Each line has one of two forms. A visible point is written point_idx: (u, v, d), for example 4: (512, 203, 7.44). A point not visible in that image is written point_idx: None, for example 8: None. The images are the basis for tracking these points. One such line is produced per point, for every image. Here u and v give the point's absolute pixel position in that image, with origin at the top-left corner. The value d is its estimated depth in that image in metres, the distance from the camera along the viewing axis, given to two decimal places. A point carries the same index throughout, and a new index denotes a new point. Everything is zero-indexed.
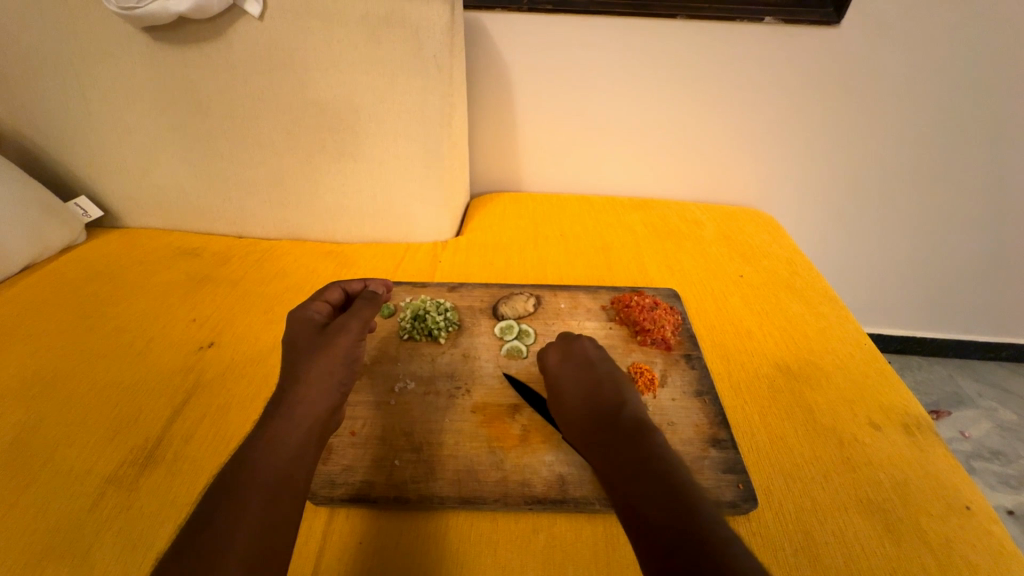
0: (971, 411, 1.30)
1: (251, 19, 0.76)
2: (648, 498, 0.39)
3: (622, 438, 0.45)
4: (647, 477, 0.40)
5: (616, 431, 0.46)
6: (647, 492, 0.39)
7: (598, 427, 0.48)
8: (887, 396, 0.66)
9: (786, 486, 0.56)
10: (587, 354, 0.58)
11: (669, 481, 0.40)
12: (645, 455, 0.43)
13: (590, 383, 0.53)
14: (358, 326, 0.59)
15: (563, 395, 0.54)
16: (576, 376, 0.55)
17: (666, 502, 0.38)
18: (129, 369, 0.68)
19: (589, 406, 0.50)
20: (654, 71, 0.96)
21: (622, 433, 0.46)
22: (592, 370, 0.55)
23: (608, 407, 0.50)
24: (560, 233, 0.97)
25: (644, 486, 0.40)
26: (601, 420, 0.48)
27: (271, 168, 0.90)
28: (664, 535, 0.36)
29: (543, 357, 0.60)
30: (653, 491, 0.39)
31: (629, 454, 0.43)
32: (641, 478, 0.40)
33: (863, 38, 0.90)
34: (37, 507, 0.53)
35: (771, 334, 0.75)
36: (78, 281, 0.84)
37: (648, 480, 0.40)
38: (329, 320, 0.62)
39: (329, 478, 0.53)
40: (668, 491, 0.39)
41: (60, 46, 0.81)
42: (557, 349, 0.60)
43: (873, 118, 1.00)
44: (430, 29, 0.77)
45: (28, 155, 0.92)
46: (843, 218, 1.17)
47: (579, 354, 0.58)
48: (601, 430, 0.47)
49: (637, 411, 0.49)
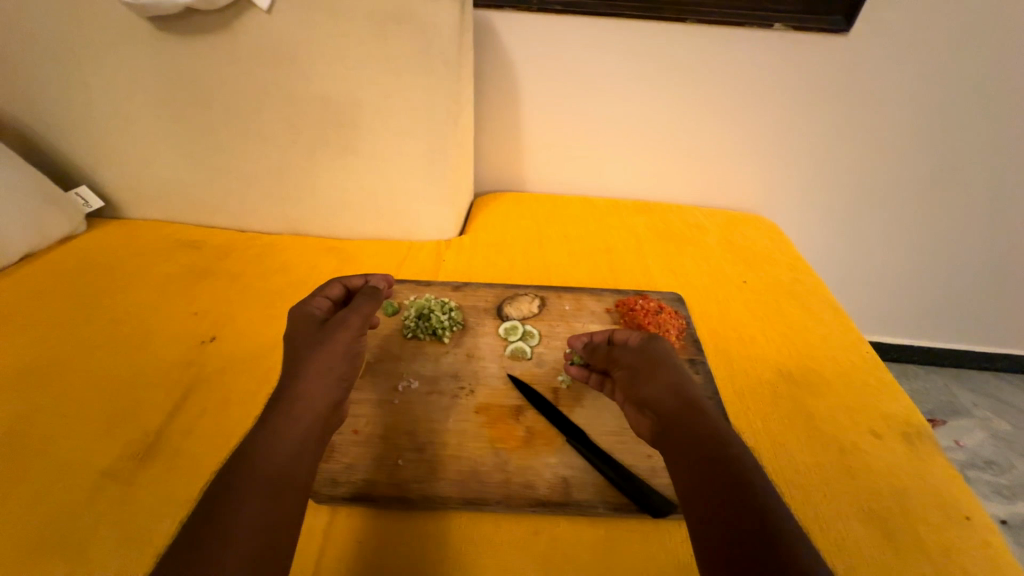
0: (965, 420, 1.31)
1: (259, 11, 0.76)
2: (712, 486, 0.40)
3: (706, 456, 0.42)
4: (711, 471, 0.41)
5: (703, 449, 0.43)
6: (735, 520, 0.37)
7: (671, 427, 0.46)
8: (888, 404, 0.66)
9: (785, 489, 0.56)
10: (674, 362, 0.54)
11: (736, 477, 0.40)
12: (732, 474, 0.40)
13: (648, 377, 0.52)
14: (357, 321, 0.59)
15: (631, 393, 0.53)
16: (658, 378, 0.51)
17: (742, 520, 0.37)
18: (128, 362, 0.67)
19: (650, 394, 0.50)
20: (661, 73, 0.95)
21: (703, 450, 0.43)
22: (652, 358, 0.54)
23: (691, 392, 0.49)
24: (564, 234, 0.96)
25: (709, 473, 0.41)
26: (675, 422, 0.46)
27: (275, 161, 0.89)
28: (731, 523, 0.37)
29: (619, 334, 0.60)
30: (718, 479, 0.40)
31: (713, 472, 0.41)
32: (708, 466, 0.41)
33: (870, 50, 0.91)
34: (33, 498, 0.52)
35: (775, 341, 0.75)
36: (77, 272, 0.83)
37: (737, 509, 0.38)
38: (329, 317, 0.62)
39: (331, 477, 0.52)
40: (734, 487, 0.39)
41: (63, 32, 0.80)
42: (637, 332, 0.59)
43: (878, 128, 1.00)
44: (439, 26, 0.77)
45: (29, 143, 0.92)
46: (846, 226, 1.18)
47: (666, 360, 0.54)
48: (671, 430, 0.46)
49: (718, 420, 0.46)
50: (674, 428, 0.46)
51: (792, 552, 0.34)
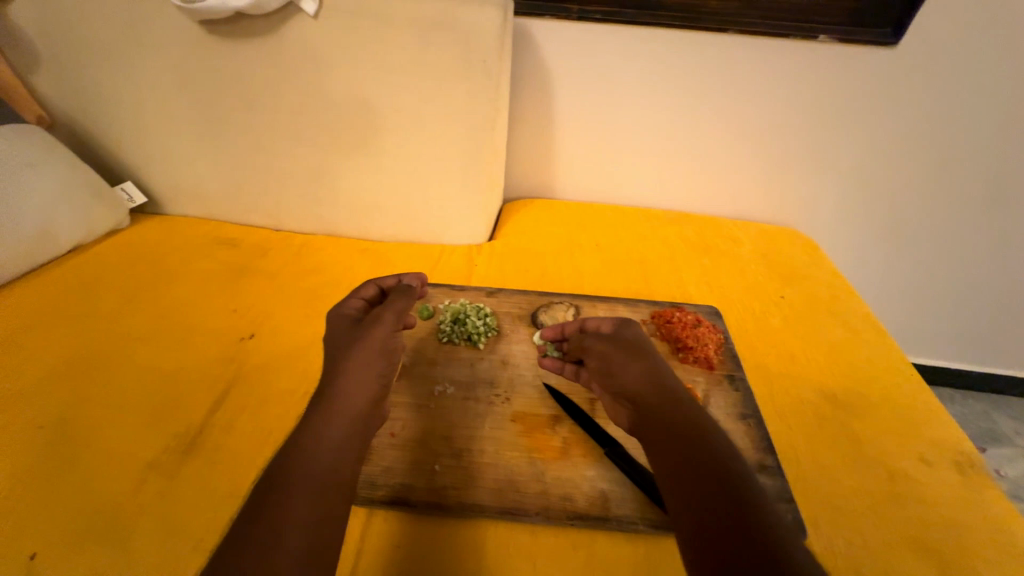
0: (1006, 448, 1.26)
1: (307, 17, 0.78)
2: (700, 488, 0.39)
3: (692, 458, 0.41)
4: (699, 473, 0.40)
5: (689, 449, 0.42)
6: (725, 523, 0.36)
7: (653, 426, 0.46)
8: (937, 430, 0.64)
9: (832, 515, 0.54)
10: (646, 349, 0.54)
11: (725, 479, 0.39)
12: (720, 476, 0.40)
13: (621, 369, 0.52)
14: (392, 318, 0.60)
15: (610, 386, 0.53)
16: (632, 369, 0.51)
17: (731, 523, 0.36)
18: (171, 356, 0.69)
19: (626, 387, 0.51)
20: (698, 83, 0.95)
21: (689, 451, 0.42)
22: (624, 348, 0.54)
23: (664, 384, 0.49)
24: (596, 243, 0.96)
25: (695, 474, 0.40)
26: (658, 421, 0.46)
27: (313, 162, 0.91)
28: (720, 525, 0.36)
29: (592, 322, 0.62)
30: (707, 481, 0.39)
31: (699, 474, 0.40)
32: (694, 468, 0.41)
33: (916, 64, 0.89)
34: (81, 488, 0.53)
35: (815, 359, 0.73)
36: (121, 267, 0.85)
37: (726, 513, 0.37)
38: (364, 315, 0.63)
39: (369, 479, 0.52)
40: (723, 490, 0.39)
41: (119, 34, 0.83)
42: (609, 319, 0.61)
43: (922, 143, 0.97)
44: (482, 32, 0.78)
45: (80, 139, 0.95)
46: (883, 243, 1.14)
47: (636, 348, 0.54)
48: (655, 431, 0.46)
49: (699, 415, 0.46)
50: (657, 428, 0.46)
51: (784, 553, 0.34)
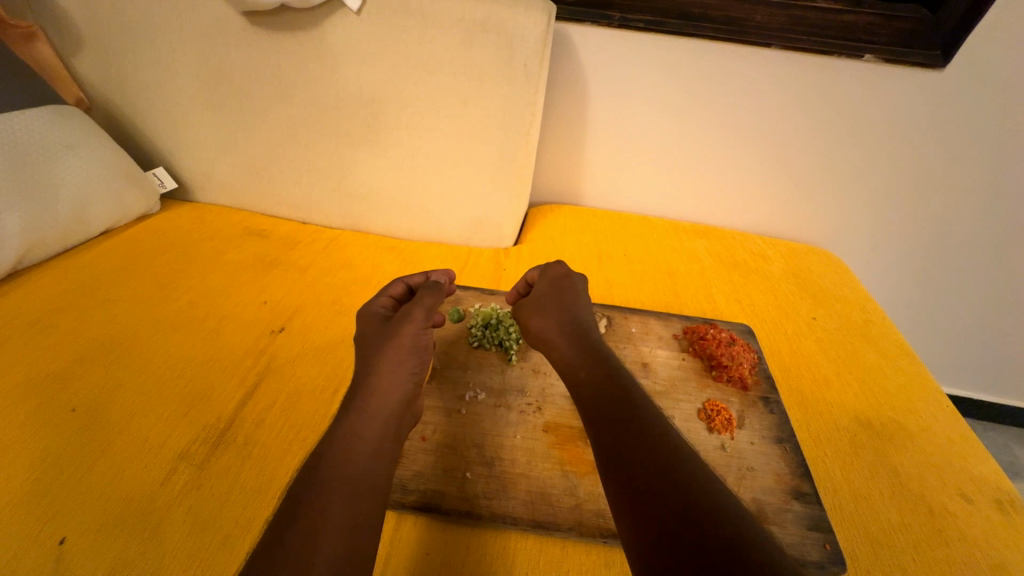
0: None
1: (350, 13, 0.78)
2: (630, 450, 0.43)
3: (622, 424, 0.46)
4: (626, 436, 0.44)
5: (621, 416, 0.47)
6: (649, 478, 0.41)
7: (587, 396, 0.51)
8: (976, 466, 0.62)
9: (872, 550, 0.53)
10: (563, 296, 0.64)
11: (651, 439, 0.44)
12: (647, 437, 0.44)
13: (537, 321, 0.63)
14: (422, 315, 0.59)
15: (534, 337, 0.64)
16: (547, 319, 0.62)
17: (655, 477, 0.40)
18: (202, 346, 0.68)
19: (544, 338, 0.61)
20: (735, 96, 0.93)
21: (620, 418, 0.47)
22: (541, 300, 0.65)
23: (575, 330, 0.59)
24: (625, 253, 0.95)
25: (624, 439, 0.44)
26: (593, 394, 0.51)
27: (345, 158, 0.91)
28: (645, 480, 0.41)
29: (526, 275, 0.72)
30: (637, 443, 0.44)
31: (628, 439, 0.44)
32: (623, 433, 0.45)
33: (962, 88, 0.87)
34: (111, 474, 0.53)
35: (849, 384, 0.72)
36: (152, 252, 0.86)
37: (650, 468, 0.41)
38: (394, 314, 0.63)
39: (401, 483, 0.52)
40: (650, 449, 0.43)
41: (161, 20, 0.83)
42: (535, 271, 0.71)
43: (962, 169, 0.95)
44: (524, 36, 0.78)
45: (116, 123, 0.96)
46: (913, 268, 1.12)
47: (554, 296, 0.64)
48: (592, 403, 0.50)
49: (625, 378, 0.52)
50: (592, 400, 0.50)
51: (702, 496, 0.38)
